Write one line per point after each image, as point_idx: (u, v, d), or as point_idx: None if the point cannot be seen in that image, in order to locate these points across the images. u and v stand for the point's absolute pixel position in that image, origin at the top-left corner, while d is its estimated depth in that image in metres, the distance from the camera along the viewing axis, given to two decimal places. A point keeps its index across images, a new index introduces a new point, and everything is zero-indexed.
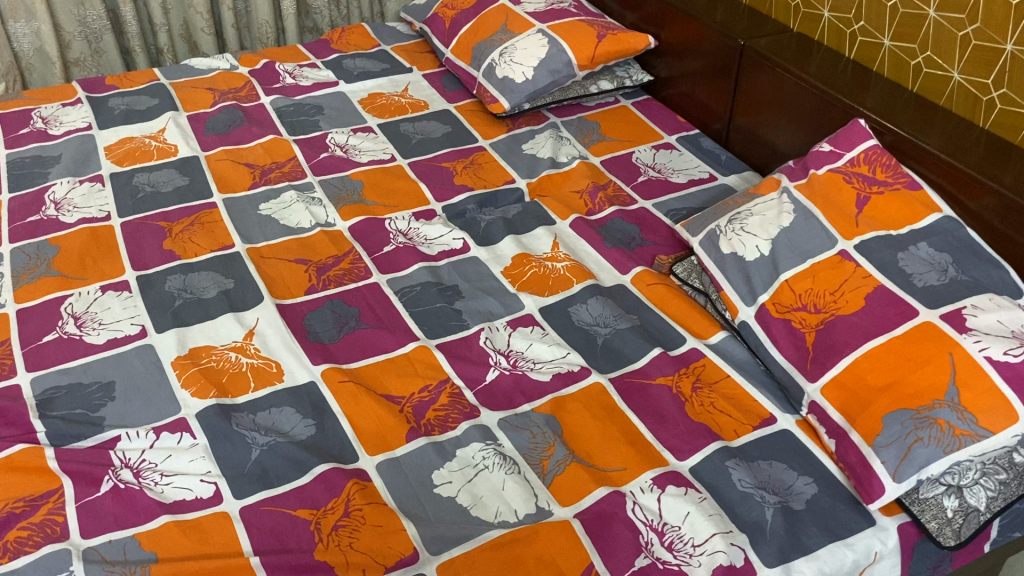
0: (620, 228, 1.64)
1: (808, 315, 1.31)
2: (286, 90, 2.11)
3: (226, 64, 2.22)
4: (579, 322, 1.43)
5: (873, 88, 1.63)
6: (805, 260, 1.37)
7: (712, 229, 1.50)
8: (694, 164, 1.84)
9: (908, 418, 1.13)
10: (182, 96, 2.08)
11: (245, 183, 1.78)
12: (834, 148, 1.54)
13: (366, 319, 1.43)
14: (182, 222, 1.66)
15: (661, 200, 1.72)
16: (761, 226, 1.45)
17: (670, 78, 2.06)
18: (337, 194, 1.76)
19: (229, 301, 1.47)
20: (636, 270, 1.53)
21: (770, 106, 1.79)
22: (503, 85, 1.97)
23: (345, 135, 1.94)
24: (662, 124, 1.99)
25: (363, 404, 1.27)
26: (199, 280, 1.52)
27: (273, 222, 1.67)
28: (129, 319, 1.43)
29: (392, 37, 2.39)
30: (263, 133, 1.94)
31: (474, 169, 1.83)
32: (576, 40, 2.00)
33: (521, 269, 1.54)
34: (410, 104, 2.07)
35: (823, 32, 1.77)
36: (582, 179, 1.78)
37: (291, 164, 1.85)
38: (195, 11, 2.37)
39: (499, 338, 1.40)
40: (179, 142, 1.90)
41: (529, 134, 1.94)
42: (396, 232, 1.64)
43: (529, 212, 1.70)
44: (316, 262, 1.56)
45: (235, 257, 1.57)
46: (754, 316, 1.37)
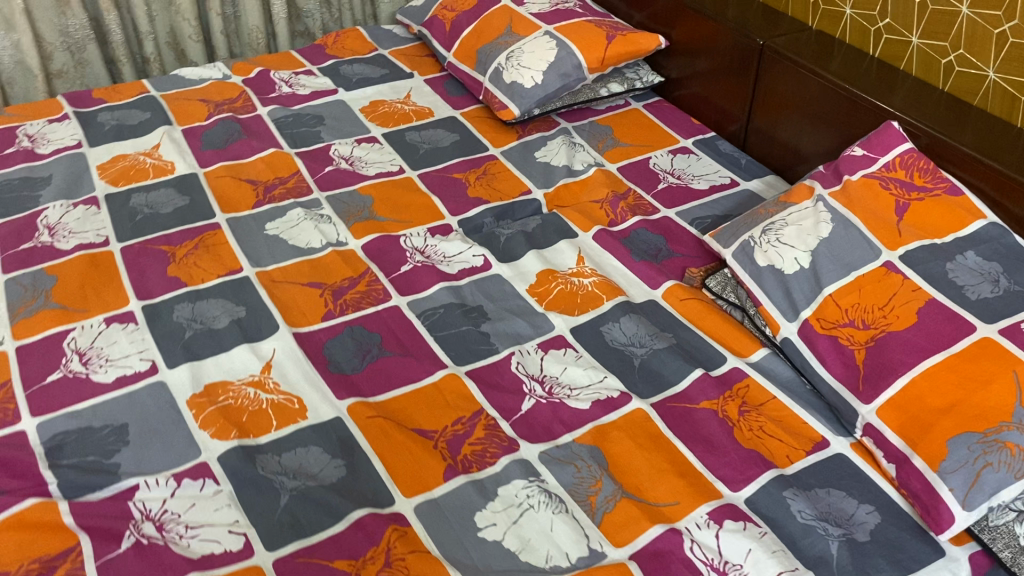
0: (645, 240, 1.58)
1: (856, 332, 1.25)
2: (284, 99, 2.03)
3: (218, 73, 2.13)
4: (613, 342, 1.37)
5: (901, 87, 1.58)
6: (849, 273, 1.31)
7: (745, 240, 1.44)
8: (714, 169, 1.78)
9: (975, 442, 1.08)
10: (175, 109, 1.99)
11: (248, 201, 1.70)
12: (867, 152, 1.48)
13: (389, 346, 1.36)
14: (185, 246, 1.58)
15: (684, 209, 1.66)
16: (798, 236, 1.39)
17: (682, 78, 2.00)
18: (346, 210, 1.68)
19: (243, 331, 1.39)
20: (667, 284, 1.47)
21: (792, 107, 1.73)
22: (511, 90, 1.89)
23: (349, 147, 1.86)
24: (676, 127, 1.93)
25: (394, 440, 1.20)
26: (208, 309, 1.44)
27: (281, 243, 1.59)
28: (138, 354, 1.35)
29: (389, 40, 2.30)
30: (263, 147, 1.86)
31: (487, 179, 1.76)
32: (585, 42, 1.93)
33: (546, 287, 1.48)
34: (414, 111, 1.99)
35: (844, 29, 1.72)
36: (601, 188, 1.71)
37: (295, 179, 1.76)
38: (182, 17, 2.28)
39: (531, 363, 1.33)
40: (175, 159, 1.81)
41: (541, 141, 1.87)
42: (413, 250, 1.56)
43: (549, 224, 1.63)
44: (331, 285, 1.48)
45: (245, 282, 1.49)
46: (798, 332, 1.31)
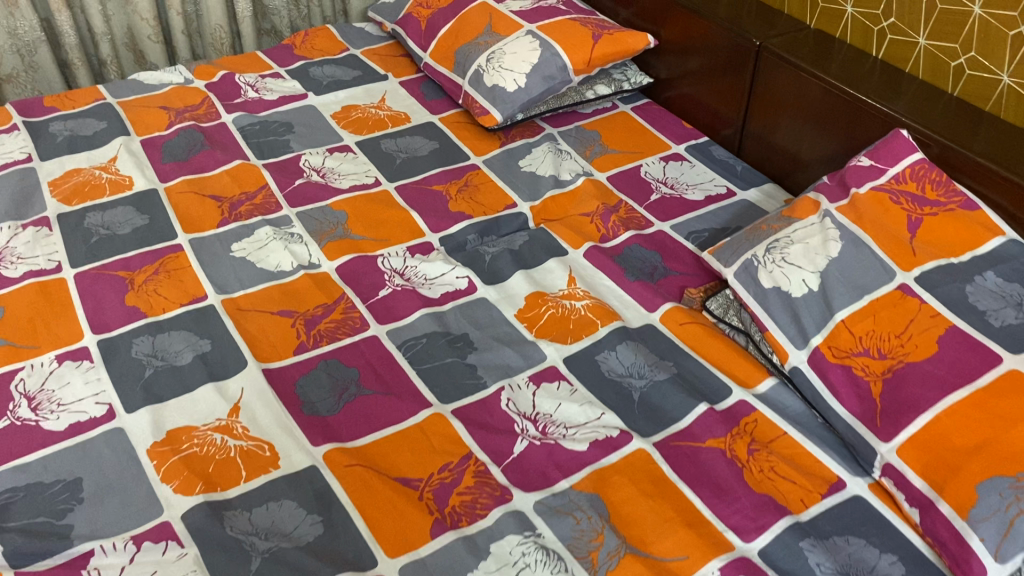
0: (639, 257, 1.49)
1: (871, 361, 1.17)
2: (249, 106, 1.91)
3: (179, 77, 2.00)
4: (610, 374, 1.27)
5: (908, 91, 1.49)
6: (861, 297, 1.22)
7: (748, 259, 1.34)
8: (708, 177, 1.69)
9: (1007, 487, 0.99)
10: (133, 118, 1.86)
11: (213, 219, 1.58)
12: (874, 162, 1.39)
13: (368, 382, 1.25)
14: (144, 271, 1.46)
15: (679, 222, 1.57)
16: (805, 255, 1.30)
17: (672, 79, 1.91)
18: (318, 227, 1.56)
19: (208, 368, 1.28)
20: (665, 306, 1.38)
21: (791, 111, 1.63)
22: (492, 94, 1.79)
23: (320, 157, 1.75)
24: (667, 131, 1.83)
25: (376, 493, 1.10)
26: (170, 343, 1.32)
27: (249, 266, 1.48)
28: (93, 397, 1.23)
29: (360, 39, 2.18)
30: (229, 158, 1.74)
31: (469, 192, 1.66)
32: (570, 42, 1.82)
33: (536, 312, 1.38)
34: (389, 117, 1.88)
35: (845, 29, 1.62)
36: (591, 200, 1.62)
37: (263, 194, 1.65)
38: (140, 17, 2.14)
39: (522, 399, 1.23)
40: (133, 173, 1.69)
41: (525, 149, 1.77)
42: (391, 273, 1.46)
43: (536, 241, 1.53)
44: (304, 313, 1.38)
45: (210, 312, 1.38)
46: (808, 361, 1.22)
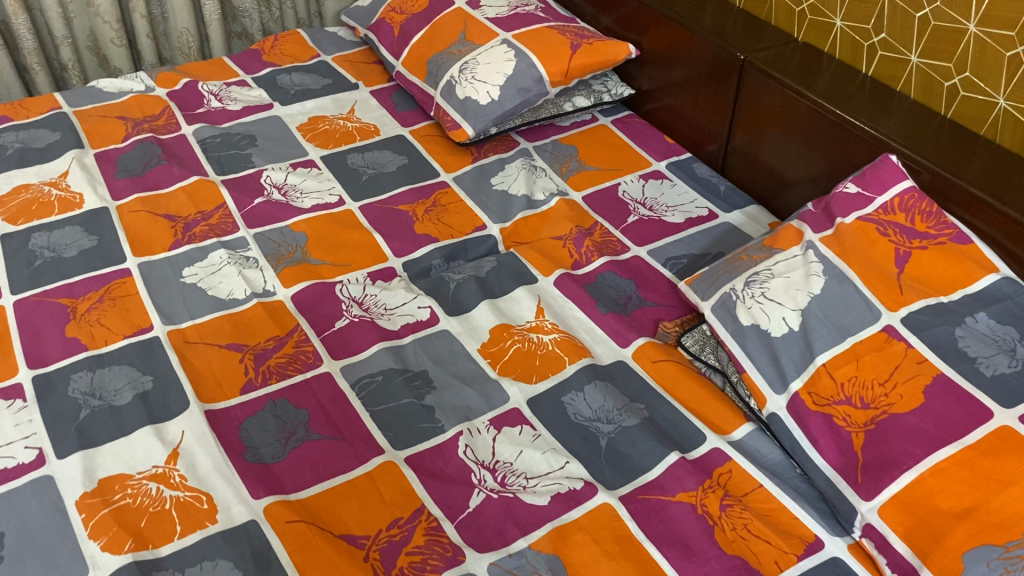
0: (613, 286, 1.41)
1: (853, 411, 1.09)
2: (212, 116, 1.82)
3: (140, 85, 1.91)
4: (577, 417, 1.19)
5: (898, 111, 1.41)
6: (844, 339, 1.14)
7: (726, 293, 1.27)
8: (689, 198, 1.60)
9: (996, 558, 0.91)
10: (89, 128, 1.77)
11: (165, 241, 1.50)
12: (861, 190, 1.31)
13: (317, 426, 1.17)
14: (88, 299, 1.38)
15: (657, 247, 1.48)
16: (786, 290, 1.22)
17: (654, 91, 1.82)
18: (275, 251, 1.48)
19: (149, 409, 1.20)
20: (638, 342, 1.30)
21: (776, 129, 1.55)
22: (464, 107, 1.70)
23: (283, 172, 1.66)
24: (648, 147, 1.75)
25: (318, 551, 1.02)
26: (110, 380, 1.24)
27: (199, 294, 1.39)
28: (23, 441, 1.15)
29: (332, 44, 2.10)
30: (186, 174, 1.65)
31: (437, 212, 1.57)
32: (547, 52, 1.74)
33: (500, 346, 1.30)
34: (357, 129, 1.80)
35: (834, 43, 1.54)
36: (564, 222, 1.53)
37: (220, 213, 1.57)
38: (102, 19, 2.06)
39: (480, 446, 1.15)
40: (85, 189, 1.60)
41: (498, 165, 1.69)
42: (350, 302, 1.38)
43: (504, 267, 1.45)
44: (254, 347, 1.30)
45: (155, 345, 1.30)
46: (786, 407, 1.14)
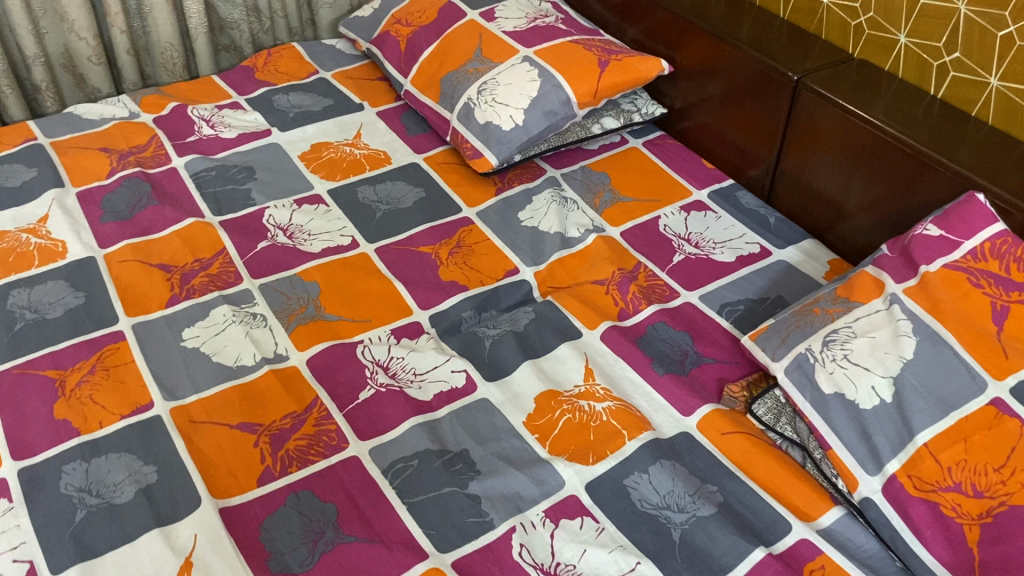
0: (665, 341, 1.27)
1: (964, 500, 0.97)
2: (204, 146, 1.66)
3: (123, 110, 1.75)
4: (644, 506, 1.05)
5: (973, 139, 1.27)
6: (947, 415, 1.02)
7: (801, 354, 1.12)
8: (737, 232, 1.47)
9: None
10: (68, 162, 1.60)
11: (160, 297, 1.34)
12: (945, 233, 1.17)
13: (348, 526, 1.03)
14: (78, 370, 1.22)
15: (709, 291, 1.35)
16: (872, 353, 1.08)
17: (688, 109, 1.68)
18: (285, 305, 1.33)
19: (154, 508, 1.05)
20: (703, 409, 1.16)
21: (831, 156, 1.41)
22: (486, 133, 1.55)
23: (287, 211, 1.50)
24: (686, 173, 1.62)
25: None
26: (106, 473, 1.09)
27: (203, 361, 1.24)
28: (11, 553, 1.00)
29: (331, 59, 1.94)
30: (180, 215, 1.49)
31: (462, 255, 1.42)
32: (573, 70, 1.59)
33: (548, 418, 1.15)
34: (365, 156, 1.64)
35: (896, 60, 1.39)
36: (604, 264, 1.39)
37: (220, 261, 1.41)
38: (78, 36, 1.88)
39: (537, 545, 1.01)
40: (68, 236, 1.44)
41: (525, 197, 1.54)
42: (373, 367, 1.23)
43: (543, 319, 1.31)
44: (269, 426, 1.14)
45: (157, 427, 1.14)
46: (882, 491, 1.01)
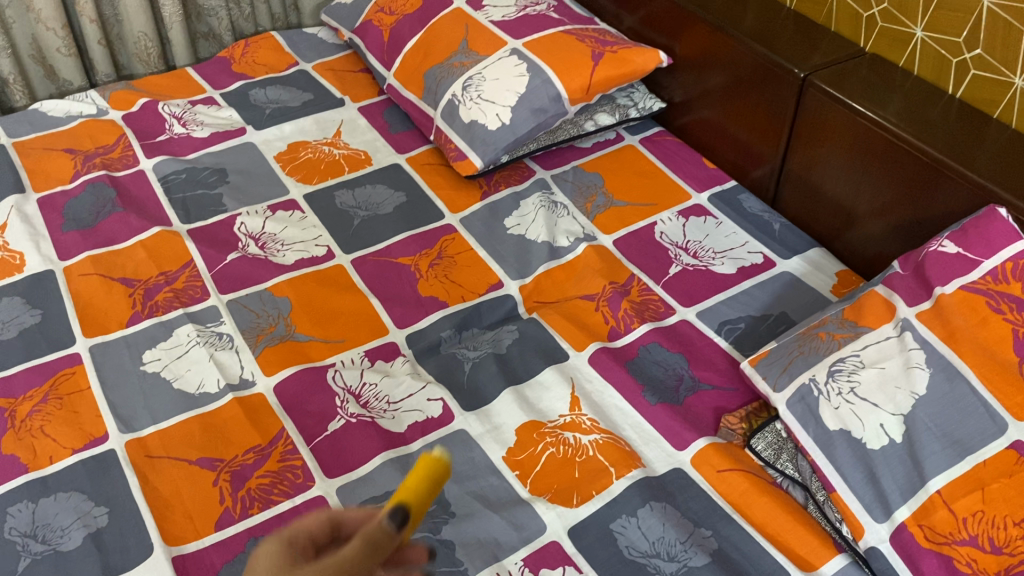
0: (659, 364, 1.18)
1: (980, 555, 0.88)
2: (175, 147, 1.57)
3: (91, 107, 1.65)
4: (632, 554, 0.97)
5: (993, 143, 1.16)
6: (963, 459, 0.93)
7: (805, 385, 1.03)
8: (740, 240, 1.38)
9: None
10: (30, 165, 1.51)
11: (121, 315, 1.26)
12: (962, 250, 1.06)
13: None
14: (29, 398, 1.14)
15: (707, 307, 1.26)
16: (881, 387, 0.99)
17: (688, 103, 1.58)
18: (253, 325, 1.24)
19: (103, 555, 0.97)
20: (698, 444, 1.07)
21: (840, 158, 1.31)
22: (470, 134, 1.46)
23: (259, 218, 1.42)
24: (685, 173, 1.52)
25: None
26: (54, 515, 1.01)
27: (164, 388, 1.16)
28: None
29: (312, 49, 1.84)
30: (145, 223, 1.40)
31: (443, 267, 1.34)
32: (564, 64, 1.48)
33: (530, 453, 1.07)
34: (344, 157, 1.55)
35: (912, 55, 1.29)
36: (594, 277, 1.30)
37: (186, 274, 1.32)
38: (45, 26, 1.78)
39: None
40: (26, 247, 1.35)
41: (511, 202, 1.45)
42: (344, 395, 1.14)
43: (528, 339, 1.22)
44: (230, 462, 1.07)
45: (110, 462, 1.06)
46: (890, 540, 0.92)
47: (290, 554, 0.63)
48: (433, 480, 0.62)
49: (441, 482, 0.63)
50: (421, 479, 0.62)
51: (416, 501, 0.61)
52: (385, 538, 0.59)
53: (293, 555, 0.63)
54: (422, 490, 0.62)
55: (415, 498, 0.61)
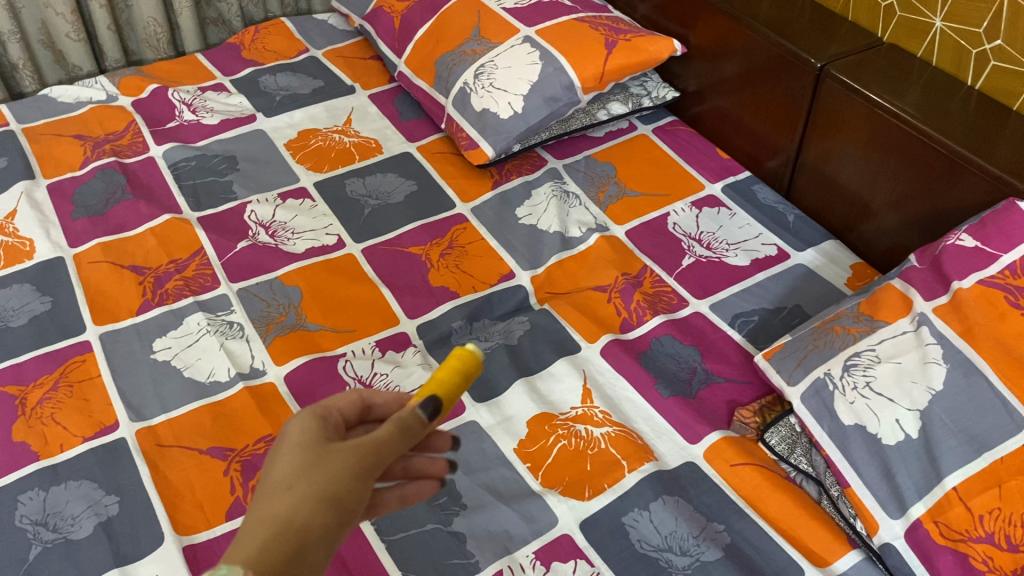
0: (671, 357, 1.17)
1: (996, 553, 0.87)
2: (185, 134, 1.56)
3: (100, 93, 1.65)
4: (644, 548, 0.96)
5: (1013, 135, 1.15)
6: (981, 456, 0.92)
7: (819, 379, 1.02)
8: (753, 231, 1.37)
9: None
10: (40, 151, 1.50)
11: (131, 303, 1.25)
12: (980, 244, 1.05)
13: None
14: (40, 386, 1.13)
15: (720, 300, 1.25)
16: (897, 382, 0.98)
17: (701, 92, 1.57)
18: (264, 314, 1.24)
19: (113, 544, 0.97)
20: (711, 438, 1.07)
21: (856, 149, 1.29)
22: (482, 122, 1.44)
23: (269, 207, 1.41)
24: (698, 163, 1.51)
25: None
26: (64, 504, 1.01)
27: (174, 376, 1.15)
28: None
29: (322, 36, 1.83)
30: (155, 211, 1.39)
31: (455, 257, 1.33)
32: (577, 52, 1.47)
33: (541, 445, 1.06)
34: (355, 145, 1.54)
35: (930, 45, 1.27)
36: (607, 268, 1.29)
37: (196, 262, 1.32)
38: (55, 11, 1.77)
39: None
40: (36, 233, 1.34)
41: (523, 192, 1.44)
42: (355, 384, 1.14)
43: (540, 331, 1.21)
44: (241, 452, 1.06)
45: (121, 451, 1.06)
46: (905, 537, 0.92)
47: (323, 425, 0.68)
48: (465, 374, 0.67)
49: (471, 375, 0.68)
50: (453, 373, 0.66)
51: (447, 393, 0.66)
52: (417, 423, 0.64)
53: (325, 426, 0.68)
54: (454, 382, 0.66)
55: (445, 389, 0.66)
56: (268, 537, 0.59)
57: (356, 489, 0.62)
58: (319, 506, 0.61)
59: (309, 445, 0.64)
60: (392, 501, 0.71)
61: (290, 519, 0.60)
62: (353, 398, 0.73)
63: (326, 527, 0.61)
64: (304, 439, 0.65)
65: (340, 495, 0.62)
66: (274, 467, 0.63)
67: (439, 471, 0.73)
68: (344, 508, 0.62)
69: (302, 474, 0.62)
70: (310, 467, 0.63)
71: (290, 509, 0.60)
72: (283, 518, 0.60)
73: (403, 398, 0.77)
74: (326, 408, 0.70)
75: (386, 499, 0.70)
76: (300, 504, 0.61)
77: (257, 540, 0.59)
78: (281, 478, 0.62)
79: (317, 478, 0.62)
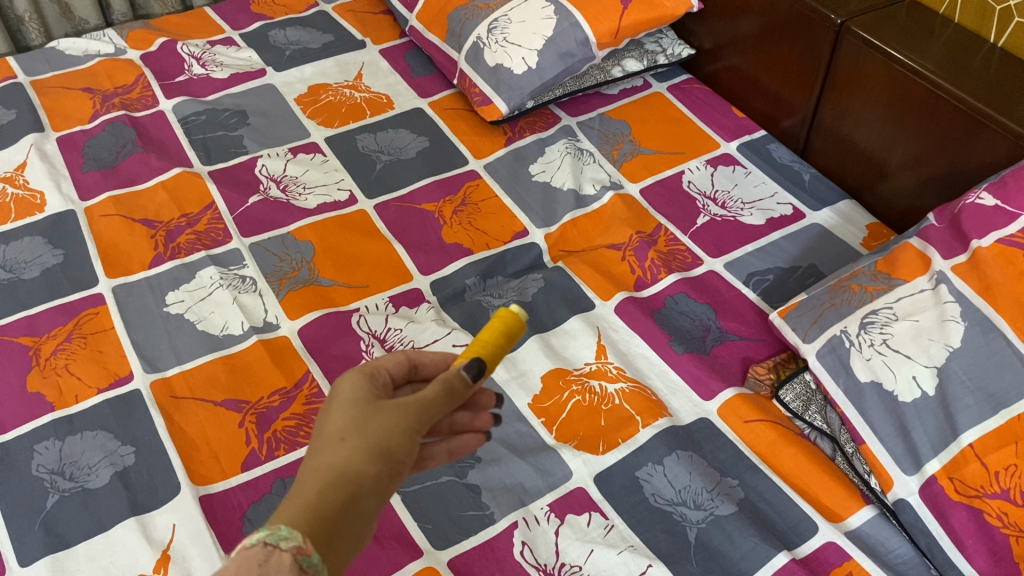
0: (685, 315, 1.17)
1: (1010, 508, 0.88)
2: (195, 87, 1.54)
3: (109, 46, 1.63)
4: (658, 502, 0.97)
5: None
6: (997, 413, 0.91)
7: (836, 337, 1.02)
8: (769, 190, 1.36)
9: None
10: (49, 104, 1.49)
11: (143, 256, 1.25)
12: (1000, 203, 1.04)
13: None
14: (54, 337, 1.13)
15: (735, 258, 1.24)
16: (914, 339, 0.97)
17: (717, 50, 1.55)
18: (277, 268, 1.23)
19: (130, 494, 0.97)
20: (726, 394, 1.07)
21: (875, 108, 1.28)
22: (495, 77, 1.43)
23: (281, 161, 1.40)
24: (714, 122, 1.49)
25: None
26: (81, 453, 1.01)
27: (188, 329, 1.15)
28: None
29: None
30: (166, 164, 1.39)
31: (468, 214, 1.32)
32: (592, 6, 1.44)
33: (556, 401, 1.06)
34: (366, 100, 1.52)
35: (953, 2, 1.26)
36: (621, 226, 1.29)
37: (208, 217, 1.31)
38: None
39: (541, 544, 0.93)
40: (47, 186, 1.34)
41: (536, 149, 1.43)
42: (369, 338, 1.14)
43: (554, 288, 1.21)
44: (256, 404, 1.07)
45: (136, 402, 1.06)
46: (920, 493, 0.92)
47: (372, 383, 0.71)
48: (509, 334, 0.71)
49: (514, 337, 0.72)
50: (496, 333, 0.71)
51: (491, 354, 0.70)
52: (461, 385, 0.68)
53: (374, 384, 0.71)
54: (497, 343, 0.70)
55: (489, 349, 0.70)
56: (323, 485, 0.62)
57: (406, 442, 0.65)
58: (372, 457, 0.64)
59: (360, 402, 0.67)
60: (438, 454, 0.76)
61: (345, 467, 0.63)
62: (399, 358, 0.76)
63: (379, 477, 0.64)
64: (356, 396, 0.68)
65: (393, 447, 0.65)
66: (328, 421, 0.67)
67: (482, 425, 0.78)
68: (395, 459, 0.65)
69: (355, 428, 0.65)
70: (363, 421, 0.66)
71: (344, 459, 0.63)
72: (338, 468, 0.63)
73: (447, 358, 0.81)
74: (374, 368, 0.74)
75: (433, 453, 0.75)
76: (354, 454, 0.63)
77: (316, 484, 0.62)
78: (334, 431, 0.65)
79: (370, 430, 0.65)
